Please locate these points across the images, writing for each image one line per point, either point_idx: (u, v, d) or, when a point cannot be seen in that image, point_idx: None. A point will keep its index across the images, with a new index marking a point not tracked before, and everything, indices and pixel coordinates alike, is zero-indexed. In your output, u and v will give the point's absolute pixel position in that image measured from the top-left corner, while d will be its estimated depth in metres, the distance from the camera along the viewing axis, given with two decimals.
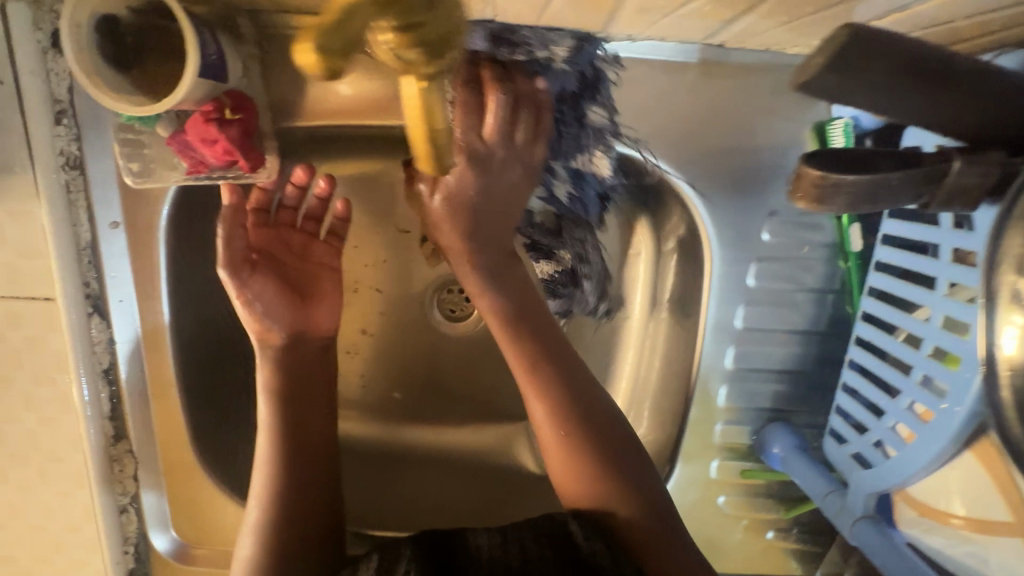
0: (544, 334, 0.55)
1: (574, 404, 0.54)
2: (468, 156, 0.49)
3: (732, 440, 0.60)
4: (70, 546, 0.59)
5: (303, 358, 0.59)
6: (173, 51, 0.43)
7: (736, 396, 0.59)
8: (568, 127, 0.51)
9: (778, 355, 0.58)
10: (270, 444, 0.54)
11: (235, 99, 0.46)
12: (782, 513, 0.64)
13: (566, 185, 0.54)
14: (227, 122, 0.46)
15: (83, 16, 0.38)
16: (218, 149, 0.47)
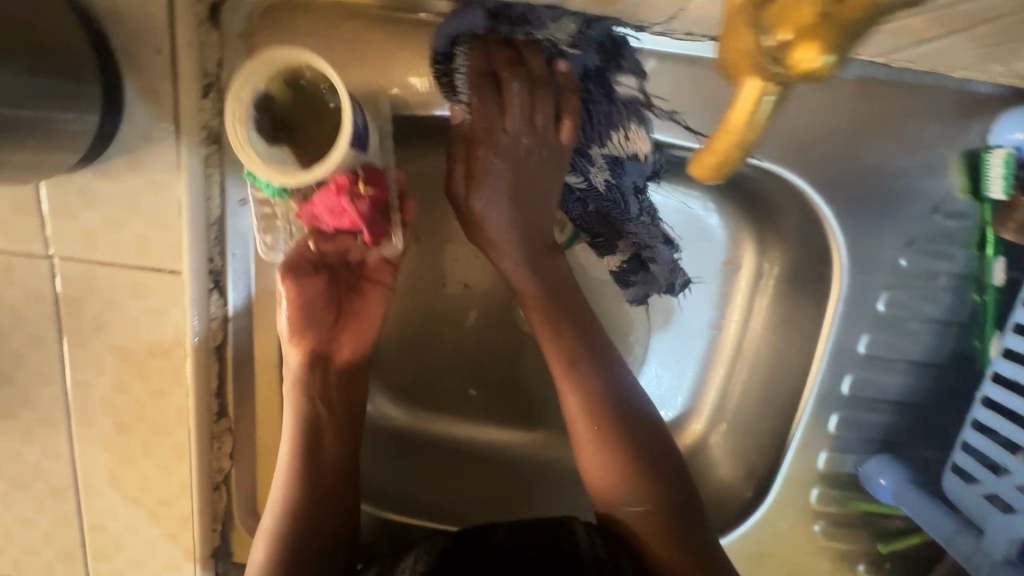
0: (582, 339, 0.58)
1: (608, 406, 0.57)
2: (488, 142, 0.52)
3: (833, 466, 0.59)
4: (162, 519, 0.58)
5: (327, 383, 0.58)
6: (317, 115, 0.45)
7: (847, 424, 0.58)
8: (597, 105, 0.53)
9: (892, 383, 0.57)
10: (286, 478, 0.56)
11: (369, 174, 0.48)
12: (878, 546, 0.62)
13: (604, 171, 0.55)
14: (360, 198, 0.47)
15: (245, 92, 0.41)
16: (343, 219, 0.49)
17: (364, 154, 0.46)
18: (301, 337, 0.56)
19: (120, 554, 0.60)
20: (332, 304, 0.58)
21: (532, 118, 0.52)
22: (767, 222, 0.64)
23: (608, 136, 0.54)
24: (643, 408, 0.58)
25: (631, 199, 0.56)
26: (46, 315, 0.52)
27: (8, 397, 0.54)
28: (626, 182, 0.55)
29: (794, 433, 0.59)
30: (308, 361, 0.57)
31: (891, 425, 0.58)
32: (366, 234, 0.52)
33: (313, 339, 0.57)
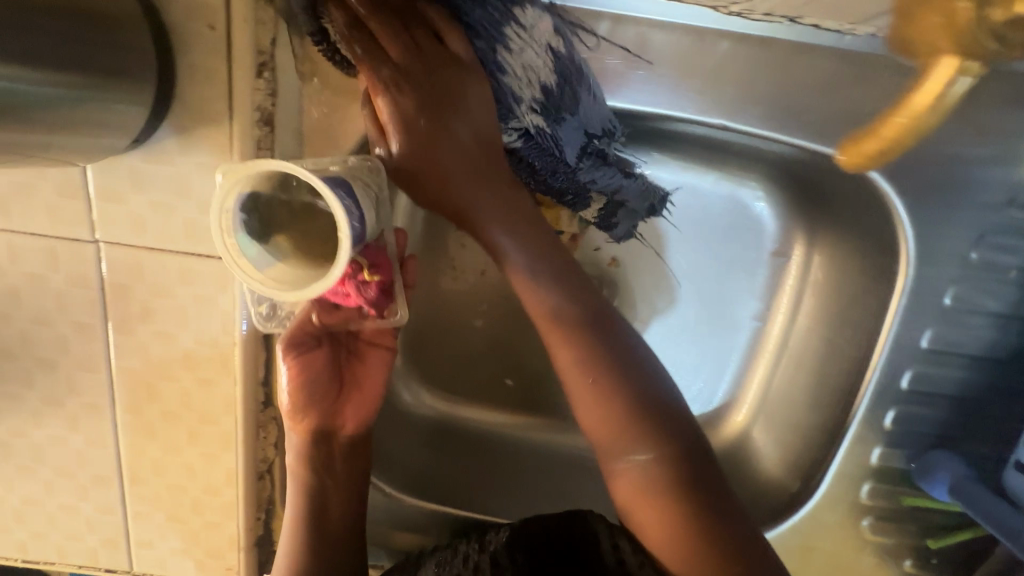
0: (593, 324, 0.49)
1: (637, 423, 0.49)
2: (387, 93, 0.39)
3: (887, 462, 0.58)
4: (207, 508, 0.58)
5: (333, 455, 0.54)
6: (315, 213, 0.40)
7: (904, 420, 0.57)
8: (483, 13, 0.41)
9: (952, 380, 0.56)
10: (293, 537, 0.54)
11: (374, 256, 0.45)
12: (928, 541, 0.61)
13: (535, 113, 0.46)
14: (365, 285, 0.45)
15: (230, 199, 0.36)
16: (347, 300, 0.47)
17: (366, 243, 0.42)
18: (303, 417, 0.53)
19: (163, 543, 0.59)
20: (333, 377, 0.53)
21: (415, 43, 0.39)
22: (825, 213, 0.64)
23: (501, 46, 0.42)
24: (670, 422, 0.50)
25: (568, 143, 0.49)
26: (91, 302, 0.51)
27: (53, 384, 0.53)
28: (564, 120, 0.48)
29: (849, 427, 0.58)
30: (311, 437, 0.53)
31: (948, 422, 0.57)
32: (371, 312, 0.48)
33: (314, 419, 0.53)
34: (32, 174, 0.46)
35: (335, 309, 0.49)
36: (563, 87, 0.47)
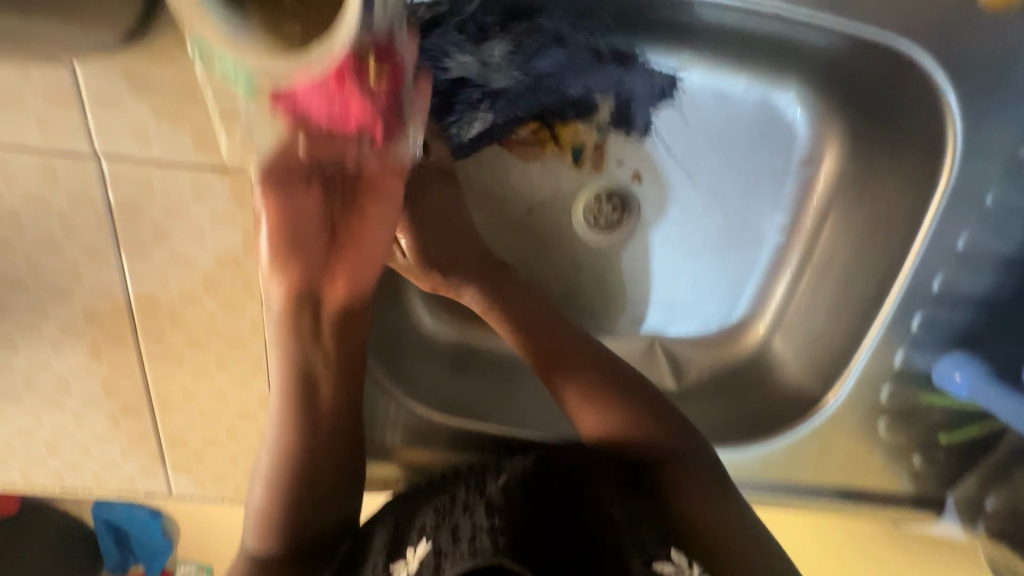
0: (513, 300, 0.61)
1: (585, 376, 0.58)
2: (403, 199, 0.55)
3: (909, 364, 0.60)
4: (243, 432, 0.58)
5: (323, 376, 0.52)
6: None
7: (932, 323, 0.58)
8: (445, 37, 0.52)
9: (988, 280, 0.56)
10: (276, 467, 0.53)
11: (384, 43, 0.34)
12: (940, 436, 0.64)
13: (523, 79, 0.57)
14: (372, 89, 0.36)
15: None
16: (346, 116, 0.38)
17: (381, 25, 0.32)
18: (288, 262, 0.47)
19: (203, 467, 0.60)
20: (324, 225, 0.47)
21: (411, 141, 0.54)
22: (873, 111, 0.62)
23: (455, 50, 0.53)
24: (609, 364, 0.60)
25: (569, 79, 0.59)
26: (100, 226, 0.47)
27: (69, 315, 0.51)
28: (552, 61, 0.57)
29: (874, 331, 0.59)
30: (295, 299, 0.49)
31: (974, 323, 0.58)
32: (377, 131, 0.40)
33: (299, 269, 0.48)
34: (16, 79, 0.41)
35: (325, 135, 0.40)
36: (507, 26, 0.56)
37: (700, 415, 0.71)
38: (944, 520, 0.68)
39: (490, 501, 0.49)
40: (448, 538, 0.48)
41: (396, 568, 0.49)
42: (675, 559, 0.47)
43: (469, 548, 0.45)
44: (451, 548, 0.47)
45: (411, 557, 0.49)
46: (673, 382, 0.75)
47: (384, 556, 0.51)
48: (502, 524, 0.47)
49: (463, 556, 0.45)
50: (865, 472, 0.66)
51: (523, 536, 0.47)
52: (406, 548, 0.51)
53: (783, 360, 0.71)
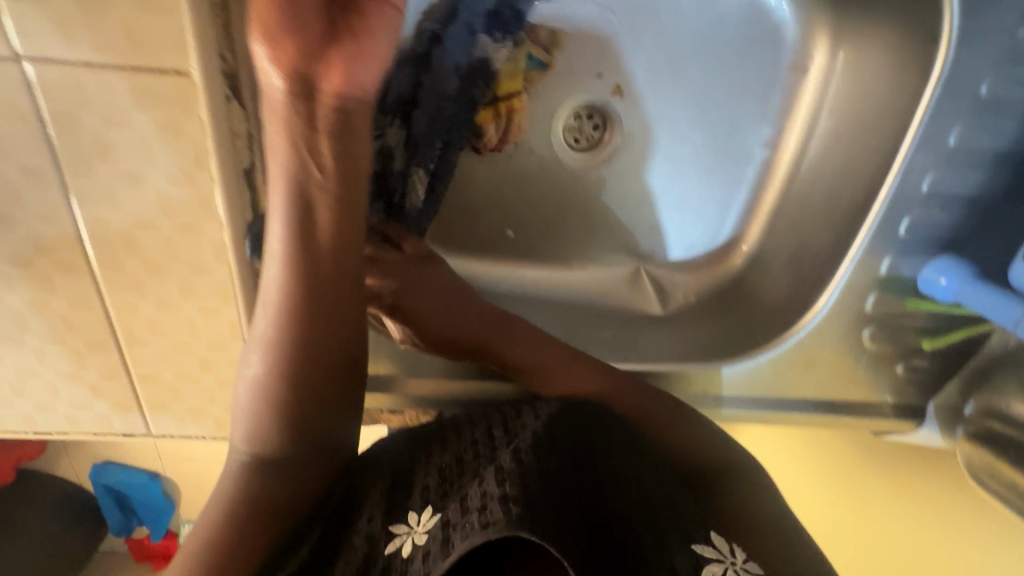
0: (487, 327, 0.61)
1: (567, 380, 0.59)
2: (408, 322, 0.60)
3: (897, 271, 0.59)
4: (217, 364, 0.56)
5: (329, 286, 0.45)
6: None
7: (921, 225, 0.56)
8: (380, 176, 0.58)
9: (979, 178, 0.54)
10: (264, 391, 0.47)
11: None
12: (923, 343, 0.65)
13: (437, 132, 0.58)
14: None
15: None
16: None
17: None
18: (277, 51, 0.37)
19: (179, 402, 0.59)
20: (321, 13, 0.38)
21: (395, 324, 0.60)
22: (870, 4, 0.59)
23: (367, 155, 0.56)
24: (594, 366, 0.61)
25: (449, 75, 0.57)
26: (34, 140, 0.43)
27: (16, 243, 0.48)
28: (440, 78, 0.57)
29: (863, 238, 0.58)
30: (297, 94, 0.38)
31: (961, 226, 0.57)
32: None
33: (291, 56, 0.37)
34: None
35: None
36: (390, 109, 0.56)
37: (685, 337, 0.71)
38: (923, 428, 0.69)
39: (505, 467, 0.45)
40: (457, 505, 0.44)
41: (399, 527, 0.46)
42: (715, 542, 0.45)
43: (479, 516, 0.41)
44: (459, 515, 0.43)
45: (417, 519, 0.46)
46: (658, 307, 0.75)
47: (384, 507, 0.49)
48: (521, 492, 0.42)
49: (471, 526, 0.41)
50: (848, 385, 0.66)
51: (541, 504, 0.42)
52: (410, 509, 0.47)
53: (770, 278, 0.70)
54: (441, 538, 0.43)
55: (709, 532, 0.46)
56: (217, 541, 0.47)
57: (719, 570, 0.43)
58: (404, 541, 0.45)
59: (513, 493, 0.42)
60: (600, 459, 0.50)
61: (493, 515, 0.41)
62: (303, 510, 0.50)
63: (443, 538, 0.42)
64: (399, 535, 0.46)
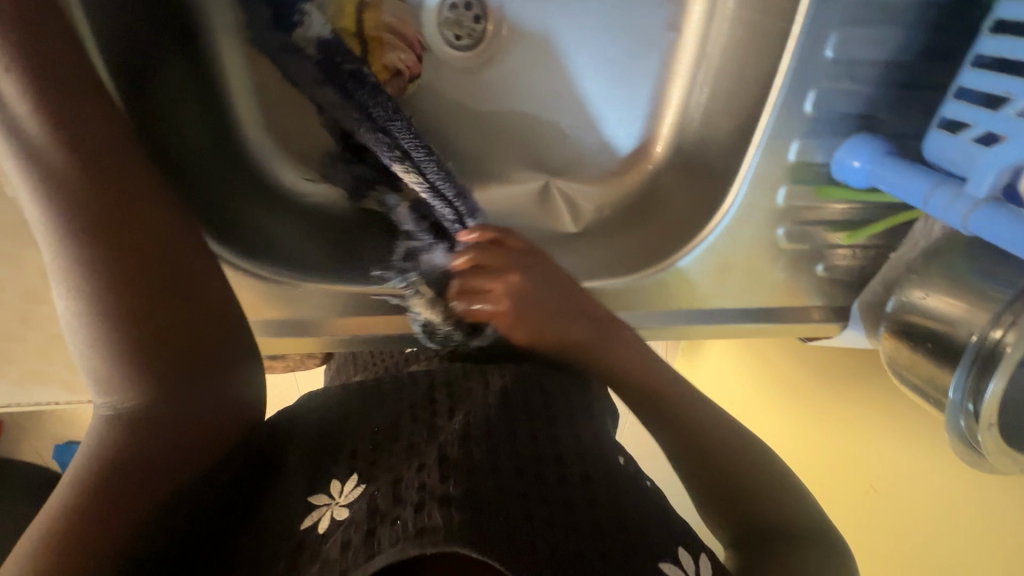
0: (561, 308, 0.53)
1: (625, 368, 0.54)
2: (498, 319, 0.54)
3: (807, 158, 0.53)
4: (42, 317, 0.50)
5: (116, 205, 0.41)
6: None
7: (827, 100, 0.50)
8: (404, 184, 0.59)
9: (891, 37, 0.47)
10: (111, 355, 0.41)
11: None
12: (844, 239, 0.59)
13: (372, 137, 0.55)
14: None
15: None
16: None
17: None
18: None
19: (14, 365, 0.52)
20: None
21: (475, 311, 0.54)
22: None
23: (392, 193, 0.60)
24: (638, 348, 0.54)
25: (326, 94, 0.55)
26: None
27: None
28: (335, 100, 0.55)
29: (767, 120, 0.51)
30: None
31: (874, 97, 0.50)
32: None
33: None
34: None
35: None
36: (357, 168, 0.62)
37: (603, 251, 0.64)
38: (849, 329, 0.66)
39: (444, 461, 0.42)
40: (387, 492, 0.41)
41: (319, 499, 0.43)
42: (682, 560, 0.41)
43: (409, 522, 0.37)
44: (388, 518, 0.38)
45: (339, 491, 0.43)
46: (571, 224, 0.68)
47: (308, 476, 0.46)
48: (453, 495, 0.39)
49: (402, 529, 0.37)
50: (767, 290, 0.61)
51: (486, 512, 0.38)
52: (333, 479, 0.45)
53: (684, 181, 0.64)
54: (365, 529, 0.38)
55: (679, 550, 0.42)
56: (70, 528, 0.36)
57: None
58: (323, 514, 0.42)
59: (454, 496, 0.39)
60: (541, 442, 0.47)
61: (428, 522, 0.37)
62: (203, 494, 0.44)
63: (369, 528, 0.38)
64: (317, 508, 0.43)
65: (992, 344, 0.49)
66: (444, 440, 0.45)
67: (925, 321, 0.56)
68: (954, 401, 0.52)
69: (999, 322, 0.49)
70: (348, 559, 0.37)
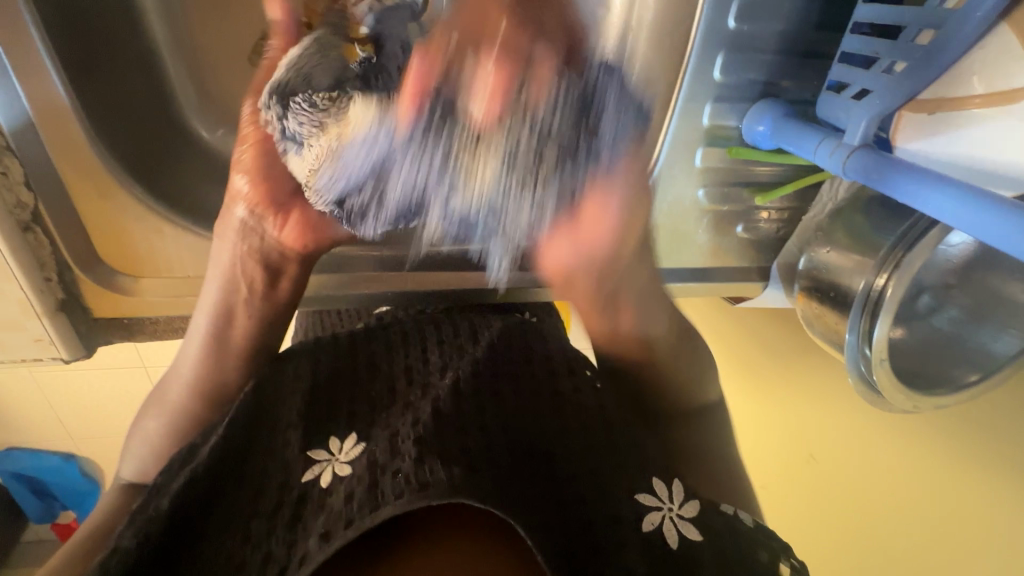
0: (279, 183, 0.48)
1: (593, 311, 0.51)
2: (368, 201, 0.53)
3: (718, 121, 0.58)
4: None
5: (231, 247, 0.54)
6: None
7: (732, 67, 0.55)
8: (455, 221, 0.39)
9: (783, 10, 0.53)
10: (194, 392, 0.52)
11: None
12: (758, 199, 0.64)
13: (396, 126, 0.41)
14: None
15: None
16: None
17: None
18: None
19: None
20: None
21: None
22: None
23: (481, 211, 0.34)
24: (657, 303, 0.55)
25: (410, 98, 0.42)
26: None
27: None
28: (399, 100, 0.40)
29: (681, 87, 0.57)
30: None
31: (773, 65, 0.55)
32: None
33: None
34: None
35: None
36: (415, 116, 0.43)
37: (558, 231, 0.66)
38: (769, 288, 0.72)
39: (440, 421, 0.45)
40: (386, 449, 0.43)
41: (318, 454, 0.45)
42: (656, 490, 0.45)
43: (411, 474, 0.39)
44: (389, 472, 0.40)
45: (338, 448, 0.45)
46: None
47: (303, 432, 0.46)
48: (452, 454, 0.42)
49: (407, 482, 0.39)
50: (693, 251, 0.66)
51: (483, 468, 0.41)
52: (333, 436, 0.46)
53: None
54: (367, 481, 0.41)
55: (652, 481, 0.45)
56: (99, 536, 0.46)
57: (658, 516, 0.43)
58: (322, 468, 0.44)
59: (455, 455, 0.42)
60: (528, 403, 0.51)
61: (429, 477, 0.39)
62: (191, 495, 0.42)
63: (370, 482, 0.40)
64: (315, 462, 0.44)
65: (876, 290, 0.56)
66: (434, 398, 0.48)
67: (829, 274, 0.62)
68: (852, 344, 0.58)
69: (882, 268, 0.55)
70: (353, 509, 0.39)
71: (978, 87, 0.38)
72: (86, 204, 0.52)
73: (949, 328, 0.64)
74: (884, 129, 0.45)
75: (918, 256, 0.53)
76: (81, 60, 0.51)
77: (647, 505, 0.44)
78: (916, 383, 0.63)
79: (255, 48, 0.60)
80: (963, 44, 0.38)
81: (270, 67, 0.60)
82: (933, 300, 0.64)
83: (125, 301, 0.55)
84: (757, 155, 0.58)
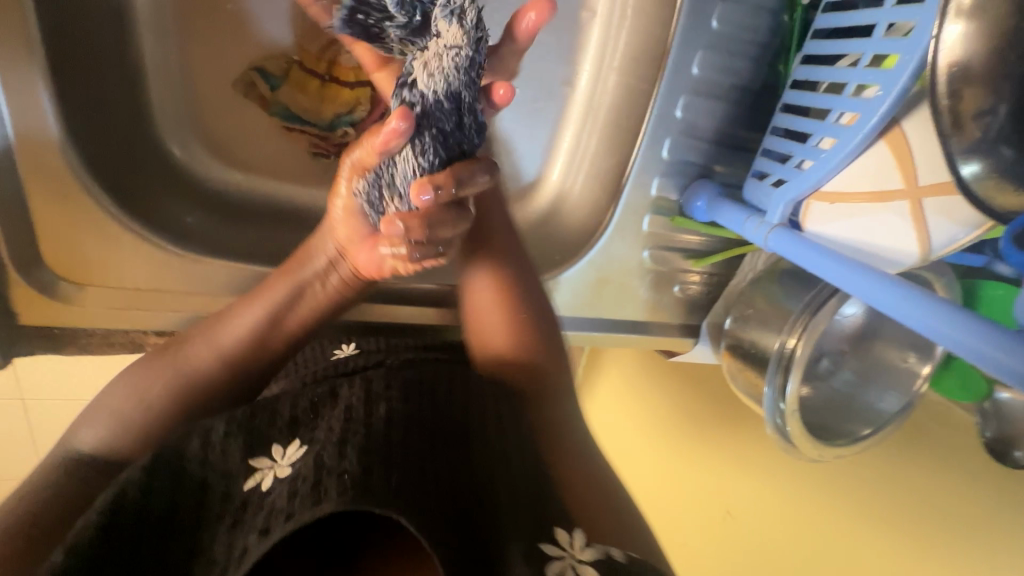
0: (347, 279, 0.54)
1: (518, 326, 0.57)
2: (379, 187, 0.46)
3: (663, 193, 0.67)
4: None
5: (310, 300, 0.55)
6: None
7: (677, 149, 0.65)
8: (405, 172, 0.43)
9: (719, 107, 0.63)
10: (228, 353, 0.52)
11: None
12: (693, 263, 0.72)
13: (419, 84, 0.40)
14: None
15: None
16: None
17: None
18: None
19: None
20: None
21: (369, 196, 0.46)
22: None
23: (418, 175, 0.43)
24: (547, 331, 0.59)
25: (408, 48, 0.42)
26: None
27: None
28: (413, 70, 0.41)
29: (635, 161, 0.66)
30: None
31: (709, 152, 0.65)
32: None
33: None
34: None
35: None
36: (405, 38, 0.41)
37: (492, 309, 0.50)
38: (699, 345, 0.80)
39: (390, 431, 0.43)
40: (332, 450, 0.40)
41: (261, 464, 0.42)
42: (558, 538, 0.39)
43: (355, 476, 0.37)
44: (333, 470, 0.38)
45: (281, 455, 0.42)
46: None
47: (244, 438, 0.43)
48: (398, 461, 0.39)
49: (348, 481, 0.37)
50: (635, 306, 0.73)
51: (417, 482, 0.39)
52: (274, 444, 0.43)
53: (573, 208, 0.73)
54: (311, 480, 0.38)
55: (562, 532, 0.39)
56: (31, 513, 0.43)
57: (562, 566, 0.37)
58: (264, 477, 0.41)
59: (398, 462, 0.39)
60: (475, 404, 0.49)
61: (370, 482, 0.37)
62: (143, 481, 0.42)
63: (313, 481, 0.38)
64: (258, 470, 0.41)
65: (788, 350, 0.64)
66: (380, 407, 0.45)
67: (750, 334, 0.70)
68: (769, 402, 0.66)
69: (792, 332, 0.64)
70: (293, 507, 0.37)
71: (865, 186, 0.48)
72: (41, 204, 0.50)
73: (844, 388, 0.74)
74: (796, 212, 0.55)
75: (821, 321, 0.62)
76: (70, 67, 0.52)
77: (551, 555, 0.37)
78: (821, 434, 0.71)
79: (242, 76, 0.62)
80: (852, 153, 0.48)
81: (255, 97, 0.63)
82: (831, 363, 0.74)
83: (60, 309, 0.52)
84: (697, 226, 0.67)
